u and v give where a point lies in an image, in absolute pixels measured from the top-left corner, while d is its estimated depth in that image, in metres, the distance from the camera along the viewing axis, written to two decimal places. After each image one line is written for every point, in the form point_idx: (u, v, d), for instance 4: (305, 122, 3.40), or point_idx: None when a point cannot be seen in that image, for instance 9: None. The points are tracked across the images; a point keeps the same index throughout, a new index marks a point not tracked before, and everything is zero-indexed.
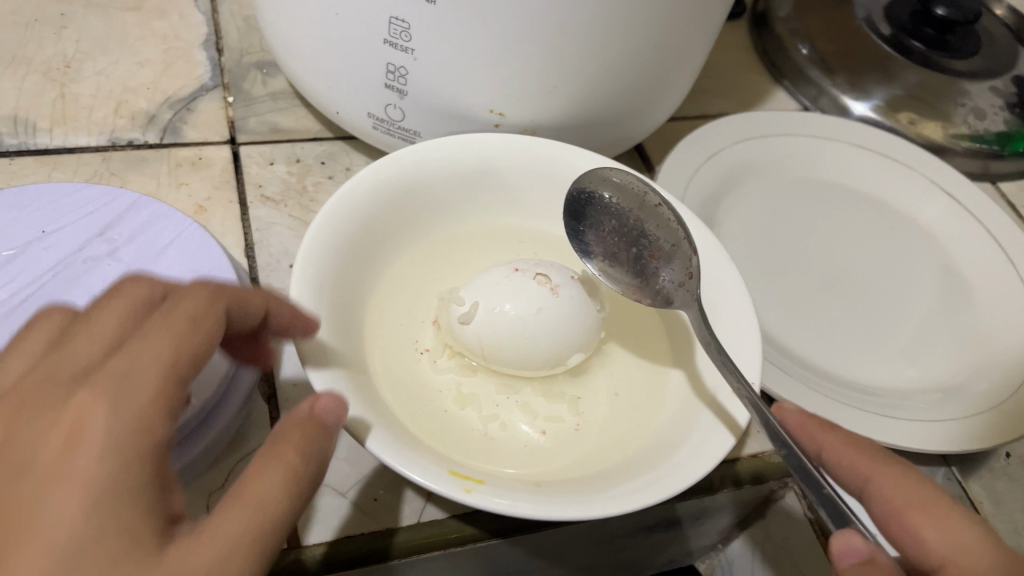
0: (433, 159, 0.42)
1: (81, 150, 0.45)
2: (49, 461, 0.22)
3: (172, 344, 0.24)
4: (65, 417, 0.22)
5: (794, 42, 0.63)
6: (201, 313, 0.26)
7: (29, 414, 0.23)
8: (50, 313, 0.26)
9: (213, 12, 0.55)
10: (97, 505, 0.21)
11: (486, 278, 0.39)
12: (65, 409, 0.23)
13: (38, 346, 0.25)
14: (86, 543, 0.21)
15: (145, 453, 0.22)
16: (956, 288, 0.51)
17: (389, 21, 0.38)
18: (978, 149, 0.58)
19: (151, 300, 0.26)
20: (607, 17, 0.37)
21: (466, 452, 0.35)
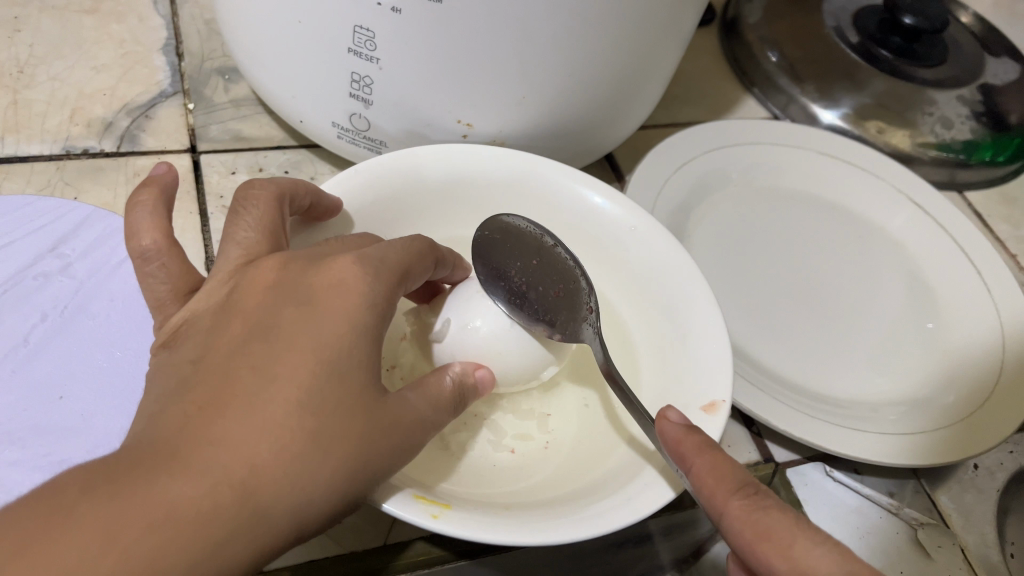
0: (403, 170, 0.41)
1: (34, 158, 0.44)
2: (306, 311, 0.27)
3: (400, 259, 0.31)
4: (322, 284, 0.28)
5: (764, 49, 0.63)
6: (419, 250, 0.32)
7: (288, 277, 0.28)
8: (271, 196, 0.32)
9: (173, 15, 0.54)
10: (274, 426, 0.24)
11: (457, 292, 0.38)
12: (323, 276, 0.28)
13: (271, 231, 0.31)
14: (336, 380, 0.26)
15: (378, 325, 0.28)
16: (924, 298, 0.51)
17: (354, 29, 0.37)
18: (944, 158, 0.59)
19: (362, 242, 0.33)
20: (576, 28, 0.36)
21: (437, 473, 0.34)
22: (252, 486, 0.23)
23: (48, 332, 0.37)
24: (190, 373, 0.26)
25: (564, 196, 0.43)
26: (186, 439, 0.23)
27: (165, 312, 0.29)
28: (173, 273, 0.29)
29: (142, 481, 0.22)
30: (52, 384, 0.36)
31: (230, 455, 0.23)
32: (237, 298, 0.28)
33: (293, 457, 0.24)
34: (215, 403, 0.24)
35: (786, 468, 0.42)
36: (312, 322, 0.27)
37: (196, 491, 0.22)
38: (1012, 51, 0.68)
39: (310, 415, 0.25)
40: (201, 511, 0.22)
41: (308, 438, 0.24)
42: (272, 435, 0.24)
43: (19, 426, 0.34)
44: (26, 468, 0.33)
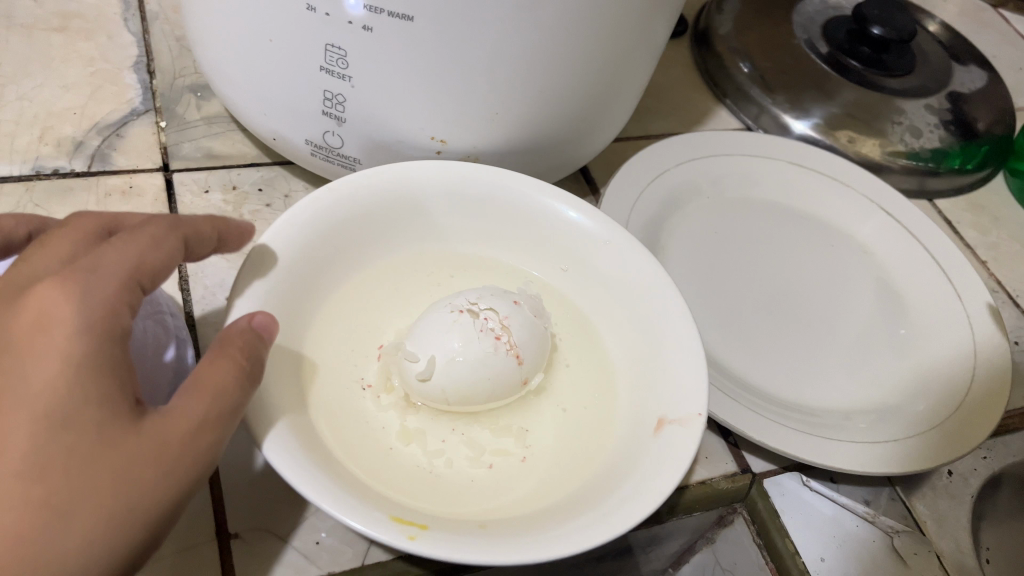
0: (376, 189, 0.41)
1: (3, 179, 0.43)
2: (11, 368, 0.24)
3: (130, 255, 0.27)
4: (26, 323, 0.24)
5: (735, 60, 0.63)
6: (161, 238, 0.28)
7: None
8: None
9: (143, 33, 0.54)
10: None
11: (436, 317, 0.38)
12: (27, 313, 0.25)
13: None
14: (65, 428, 0.23)
15: (110, 347, 0.25)
16: (895, 305, 0.51)
17: (325, 48, 0.37)
18: (914, 167, 0.59)
19: (86, 225, 0.28)
20: (550, 43, 0.37)
21: (416, 493, 0.34)
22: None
23: None
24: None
25: (537, 209, 0.43)
26: None
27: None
28: None
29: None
30: None
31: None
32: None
33: (33, 535, 0.22)
34: None
35: (763, 480, 0.42)
36: (17, 377, 0.24)
37: None
38: (978, 58, 0.69)
39: (35, 479, 0.22)
40: None
41: (47, 507, 0.22)
42: (0, 521, 0.22)
43: None
44: None
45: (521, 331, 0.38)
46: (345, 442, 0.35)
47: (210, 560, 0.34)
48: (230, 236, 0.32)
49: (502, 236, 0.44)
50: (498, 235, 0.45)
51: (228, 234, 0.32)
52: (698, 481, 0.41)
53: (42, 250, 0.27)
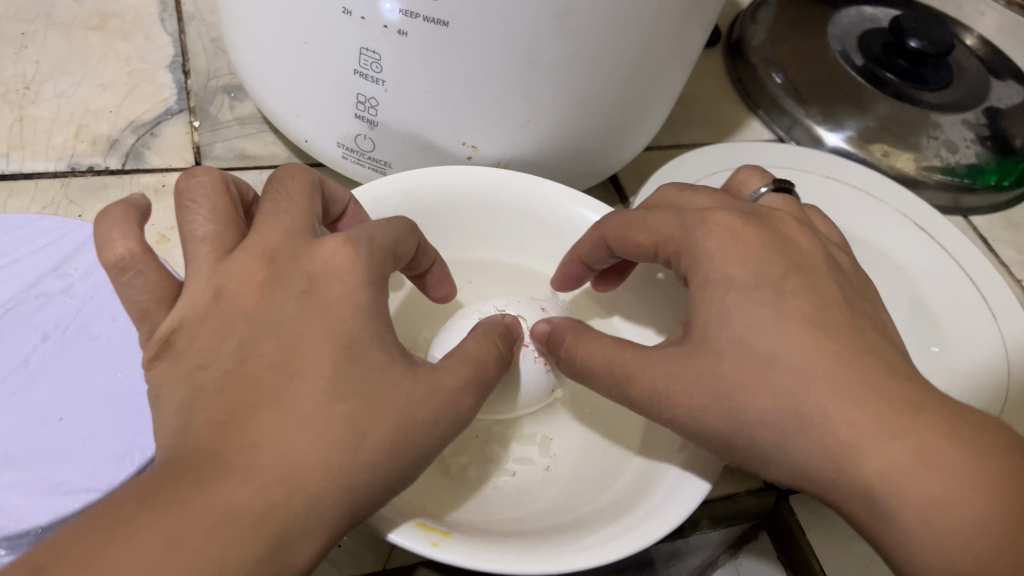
0: (406, 194, 0.40)
1: (40, 175, 0.44)
2: (303, 307, 0.27)
3: (389, 238, 0.31)
4: (315, 269, 0.28)
5: (768, 71, 0.63)
6: (410, 228, 0.33)
7: (280, 268, 0.28)
8: (215, 183, 0.30)
9: (180, 33, 0.54)
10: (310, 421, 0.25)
11: (463, 323, 0.38)
12: (314, 261, 0.28)
13: (230, 221, 0.29)
14: (350, 361, 0.27)
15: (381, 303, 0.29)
16: (927, 320, 0.50)
17: (360, 52, 0.38)
18: (949, 182, 0.58)
19: (310, 186, 0.32)
20: (585, 53, 0.36)
21: (435, 500, 0.34)
22: (294, 479, 0.24)
23: (48, 353, 0.37)
24: (205, 380, 0.26)
25: (568, 220, 0.43)
26: (222, 445, 0.24)
27: (151, 319, 0.28)
28: (150, 283, 0.28)
29: (193, 493, 0.22)
30: (50, 406, 0.36)
31: (268, 452, 0.24)
32: (229, 301, 0.27)
33: (330, 445, 0.25)
34: (241, 407, 0.25)
35: (790, 496, 0.42)
36: (313, 318, 0.27)
37: (248, 496, 0.23)
38: (1016, 73, 0.68)
39: (338, 402, 0.26)
40: (256, 511, 0.23)
41: (339, 422, 0.25)
42: (306, 426, 0.25)
43: (15, 451, 0.34)
44: (23, 492, 0.33)
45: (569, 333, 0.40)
46: None
47: None
48: (438, 278, 0.39)
49: (533, 243, 0.44)
50: (531, 242, 0.45)
51: (440, 272, 0.39)
52: (725, 497, 0.41)
53: (287, 200, 0.31)
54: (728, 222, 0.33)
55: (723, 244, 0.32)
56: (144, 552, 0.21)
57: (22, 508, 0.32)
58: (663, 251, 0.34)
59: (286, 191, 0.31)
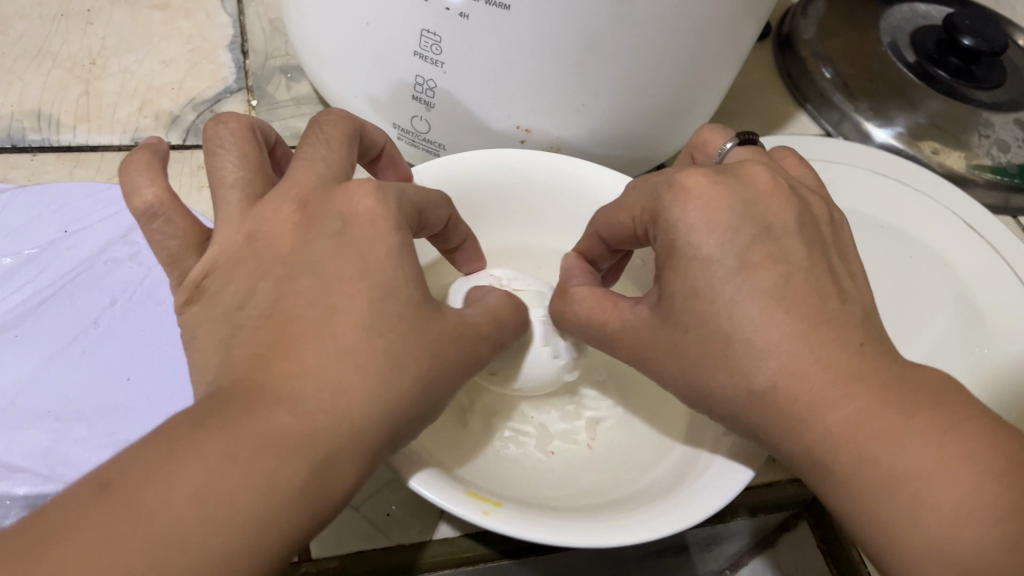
0: (475, 165, 0.42)
1: (104, 147, 0.46)
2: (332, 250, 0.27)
3: (420, 196, 0.31)
4: (349, 211, 0.28)
5: (818, 65, 0.62)
6: (441, 202, 0.33)
7: (315, 212, 0.28)
8: (245, 130, 0.29)
9: (239, 13, 0.55)
10: (342, 358, 0.25)
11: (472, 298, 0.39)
12: (348, 203, 0.28)
13: (259, 169, 0.29)
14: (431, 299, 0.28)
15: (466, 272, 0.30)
16: (972, 317, 0.50)
17: (421, 33, 0.38)
18: (997, 182, 0.58)
19: (347, 130, 0.31)
20: (643, 39, 0.37)
21: (484, 473, 0.35)
22: (337, 408, 0.24)
23: (116, 316, 0.40)
24: (243, 316, 0.26)
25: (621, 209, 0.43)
26: (271, 380, 0.24)
27: (180, 265, 0.28)
28: (178, 232, 0.28)
29: (242, 415, 0.23)
30: (117, 366, 0.38)
31: (311, 381, 0.24)
32: (262, 244, 0.27)
33: (369, 378, 0.25)
34: (284, 339, 0.25)
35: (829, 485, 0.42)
36: (348, 254, 0.27)
37: (286, 422, 0.23)
38: None
39: (377, 335, 0.26)
40: (299, 435, 0.23)
41: (378, 362, 0.25)
42: (337, 361, 0.25)
43: (82, 407, 0.37)
44: (90, 445, 0.35)
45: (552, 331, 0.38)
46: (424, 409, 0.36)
47: None
48: (468, 252, 0.40)
49: (555, 221, 0.45)
50: (553, 216, 0.46)
51: (473, 247, 0.40)
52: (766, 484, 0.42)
53: (316, 140, 0.30)
54: (699, 184, 0.30)
55: (695, 215, 0.30)
56: (158, 488, 0.21)
57: (90, 461, 0.35)
58: (640, 221, 0.33)
59: (327, 139, 0.31)
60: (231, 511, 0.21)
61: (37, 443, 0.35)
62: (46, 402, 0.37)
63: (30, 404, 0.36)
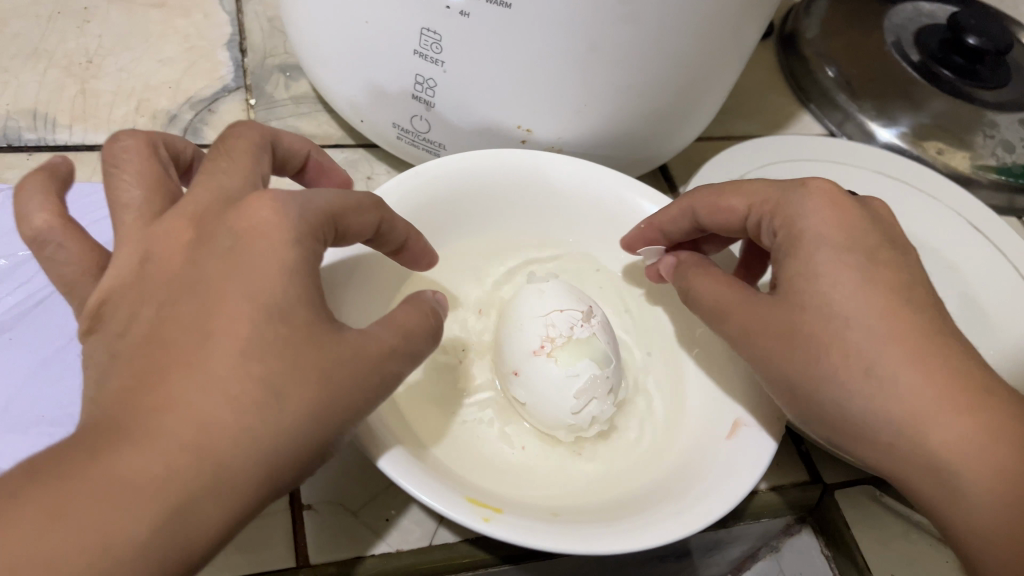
0: (470, 171, 0.41)
1: (100, 147, 0.45)
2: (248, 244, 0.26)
3: (348, 203, 0.30)
4: (238, 226, 0.26)
5: (822, 64, 0.62)
6: (366, 205, 0.31)
7: (207, 228, 0.26)
8: (142, 148, 0.28)
9: (238, 12, 0.54)
10: (218, 388, 0.23)
11: (530, 328, 0.38)
12: (238, 218, 0.26)
13: (160, 187, 0.28)
14: None
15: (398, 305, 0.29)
16: (978, 318, 0.50)
17: (421, 32, 0.38)
18: (1002, 182, 0.58)
19: (257, 142, 0.30)
20: (647, 38, 0.36)
21: (484, 480, 0.34)
22: (203, 444, 0.22)
23: None
24: (124, 346, 0.24)
25: (628, 208, 0.43)
26: (131, 414, 0.22)
27: (77, 294, 0.27)
28: (73, 255, 0.27)
29: (90, 461, 0.21)
30: None
31: (176, 415, 0.22)
32: (155, 265, 0.26)
33: (241, 408, 0.23)
34: (153, 371, 0.23)
35: (836, 490, 0.42)
36: (234, 273, 0.25)
37: (149, 466, 0.21)
38: None
39: (252, 360, 0.24)
40: (156, 477, 0.21)
41: (257, 389, 0.24)
42: (206, 394, 0.23)
43: (78, 412, 0.36)
44: None
45: (603, 386, 0.37)
46: (410, 415, 0.36)
47: (280, 526, 0.36)
48: (417, 253, 0.36)
49: (545, 221, 0.45)
50: (546, 217, 0.45)
51: (417, 245, 0.35)
52: (771, 489, 0.41)
53: (224, 157, 0.29)
54: (828, 189, 0.32)
55: (824, 212, 0.31)
56: (124, 472, 0.21)
57: None
58: (756, 211, 0.34)
59: (229, 151, 0.29)
60: (198, 497, 0.22)
61: (30, 447, 0.35)
62: (40, 407, 0.36)
63: (23, 409, 0.36)
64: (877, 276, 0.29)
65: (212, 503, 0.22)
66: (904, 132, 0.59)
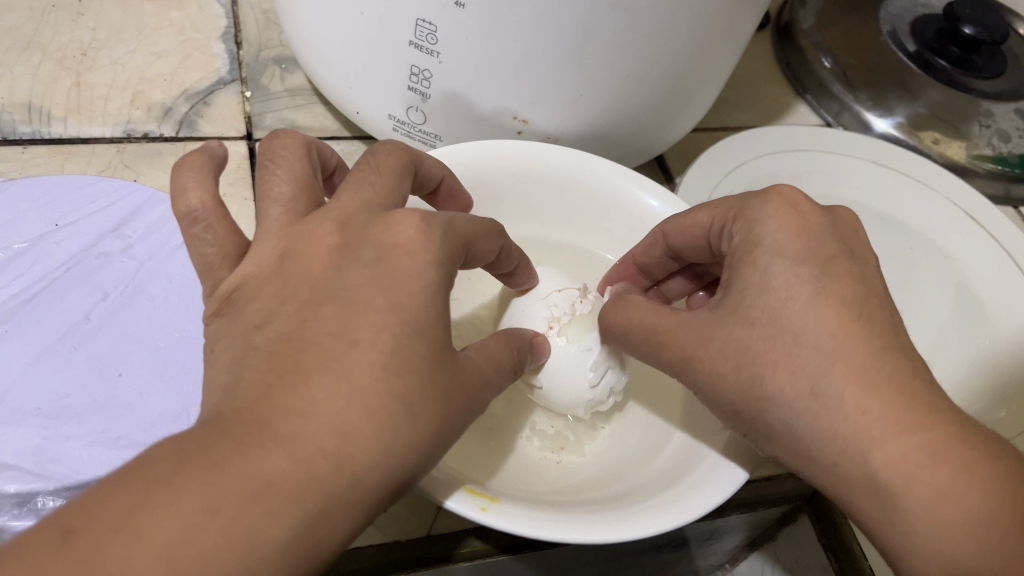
0: (477, 160, 0.41)
1: (96, 140, 0.45)
2: None
3: (475, 227, 0.30)
4: (386, 242, 0.26)
5: (817, 55, 0.62)
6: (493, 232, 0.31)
7: (352, 237, 0.26)
8: (300, 147, 0.29)
9: (232, 4, 0.54)
10: (358, 398, 0.23)
11: (532, 312, 0.38)
12: (386, 233, 0.26)
13: (307, 188, 0.28)
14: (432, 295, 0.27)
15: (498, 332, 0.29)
16: (974, 308, 0.50)
17: (416, 22, 0.38)
18: (999, 172, 0.57)
19: (405, 166, 0.31)
20: (642, 28, 0.36)
21: (509, 478, 0.34)
22: (342, 453, 0.22)
23: (108, 311, 0.40)
24: (260, 340, 0.24)
25: (634, 203, 0.42)
26: (270, 410, 0.22)
27: (215, 274, 0.27)
28: (219, 237, 0.27)
29: (235, 455, 0.21)
30: (110, 362, 0.38)
31: (316, 421, 0.22)
32: (297, 263, 0.26)
33: (379, 420, 0.23)
34: (294, 368, 0.23)
35: None
36: (381, 283, 0.25)
37: (290, 471, 0.21)
38: None
39: (394, 376, 0.24)
40: (297, 482, 0.21)
41: (392, 401, 0.23)
42: (347, 404, 0.23)
43: (76, 404, 0.36)
44: (84, 443, 0.35)
45: (615, 359, 0.37)
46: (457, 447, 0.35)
47: None
48: (524, 277, 0.38)
49: (567, 215, 0.45)
50: (552, 208, 0.45)
51: (525, 271, 0.38)
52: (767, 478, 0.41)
53: (375, 173, 0.29)
54: (790, 195, 0.32)
55: (787, 215, 0.31)
56: (267, 472, 0.21)
57: (80, 457, 0.34)
58: (719, 220, 0.34)
59: (377, 168, 0.30)
60: (328, 506, 0.22)
61: (27, 440, 0.35)
62: (36, 399, 0.36)
63: (19, 402, 0.36)
64: None
65: (336, 510, 0.22)
66: (900, 123, 0.59)
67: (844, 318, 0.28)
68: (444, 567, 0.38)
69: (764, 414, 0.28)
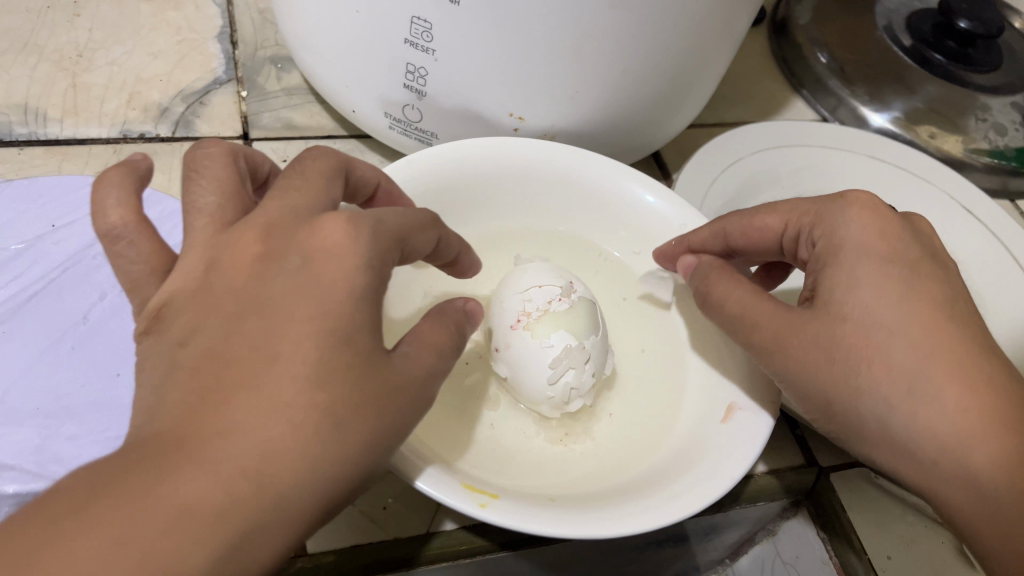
0: (467, 160, 0.41)
1: (92, 141, 0.45)
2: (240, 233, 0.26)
3: (402, 220, 0.28)
4: (310, 247, 0.26)
5: (814, 50, 0.62)
6: (427, 222, 0.30)
7: (277, 246, 0.26)
8: (222, 156, 0.28)
9: (228, 4, 0.54)
10: (283, 414, 0.23)
11: (508, 305, 0.38)
12: (312, 238, 0.26)
13: (234, 199, 0.28)
14: None
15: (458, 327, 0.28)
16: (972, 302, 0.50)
17: (411, 20, 0.38)
18: (996, 166, 0.57)
19: (334, 165, 0.30)
20: (637, 24, 0.36)
21: (491, 470, 0.34)
22: (263, 472, 0.22)
23: (106, 311, 0.40)
24: (184, 357, 0.24)
25: (630, 200, 0.43)
26: (192, 429, 0.22)
27: (140, 292, 0.26)
28: (144, 254, 0.26)
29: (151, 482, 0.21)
30: (108, 362, 0.38)
31: (239, 441, 0.22)
32: (220, 275, 0.25)
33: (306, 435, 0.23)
34: (215, 388, 0.23)
35: (831, 473, 0.42)
36: (301, 292, 0.25)
37: (206, 493, 0.21)
38: None
39: (317, 389, 0.23)
40: (213, 504, 0.21)
41: (319, 416, 0.23)
42: (268, 420, 0.23)
43: (74, 404, 0.36)
44: (83, 442, 0.35)
45: (579, 355, 0.37)
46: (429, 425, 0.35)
47: None
48: (467, 265, 0.37)
49: (562, 214, 0.45)
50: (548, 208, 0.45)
51: (470, 256, 0.36)
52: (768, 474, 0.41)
53: (300, 176, 0.29)
54: (868, 200, 0.33)
55: (862, 216, 0.32)
56: (183, 498, 0.21)
57: (79, 456, 0.34)
58: (794, 225, 0.35)
59: (303, 170, 0.29)
60: (254, 523, 0.22)
61: (26, 440, 0.35)
62: (35, 399, 0.36)
63: (18, 401, 0.36)
64: (919, 290, 0.30)
65: (264, 526, 0.22)
66: (897, 117, 0.59)
67: (924, 313, 0.30)
68: (444, 563, 0.38)
69: (849, 409, 0.30)
